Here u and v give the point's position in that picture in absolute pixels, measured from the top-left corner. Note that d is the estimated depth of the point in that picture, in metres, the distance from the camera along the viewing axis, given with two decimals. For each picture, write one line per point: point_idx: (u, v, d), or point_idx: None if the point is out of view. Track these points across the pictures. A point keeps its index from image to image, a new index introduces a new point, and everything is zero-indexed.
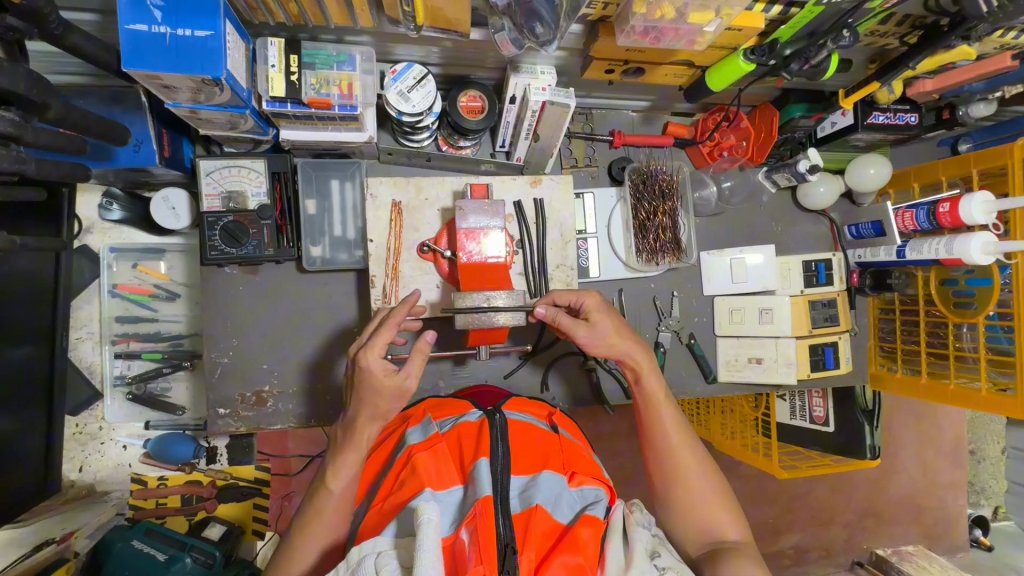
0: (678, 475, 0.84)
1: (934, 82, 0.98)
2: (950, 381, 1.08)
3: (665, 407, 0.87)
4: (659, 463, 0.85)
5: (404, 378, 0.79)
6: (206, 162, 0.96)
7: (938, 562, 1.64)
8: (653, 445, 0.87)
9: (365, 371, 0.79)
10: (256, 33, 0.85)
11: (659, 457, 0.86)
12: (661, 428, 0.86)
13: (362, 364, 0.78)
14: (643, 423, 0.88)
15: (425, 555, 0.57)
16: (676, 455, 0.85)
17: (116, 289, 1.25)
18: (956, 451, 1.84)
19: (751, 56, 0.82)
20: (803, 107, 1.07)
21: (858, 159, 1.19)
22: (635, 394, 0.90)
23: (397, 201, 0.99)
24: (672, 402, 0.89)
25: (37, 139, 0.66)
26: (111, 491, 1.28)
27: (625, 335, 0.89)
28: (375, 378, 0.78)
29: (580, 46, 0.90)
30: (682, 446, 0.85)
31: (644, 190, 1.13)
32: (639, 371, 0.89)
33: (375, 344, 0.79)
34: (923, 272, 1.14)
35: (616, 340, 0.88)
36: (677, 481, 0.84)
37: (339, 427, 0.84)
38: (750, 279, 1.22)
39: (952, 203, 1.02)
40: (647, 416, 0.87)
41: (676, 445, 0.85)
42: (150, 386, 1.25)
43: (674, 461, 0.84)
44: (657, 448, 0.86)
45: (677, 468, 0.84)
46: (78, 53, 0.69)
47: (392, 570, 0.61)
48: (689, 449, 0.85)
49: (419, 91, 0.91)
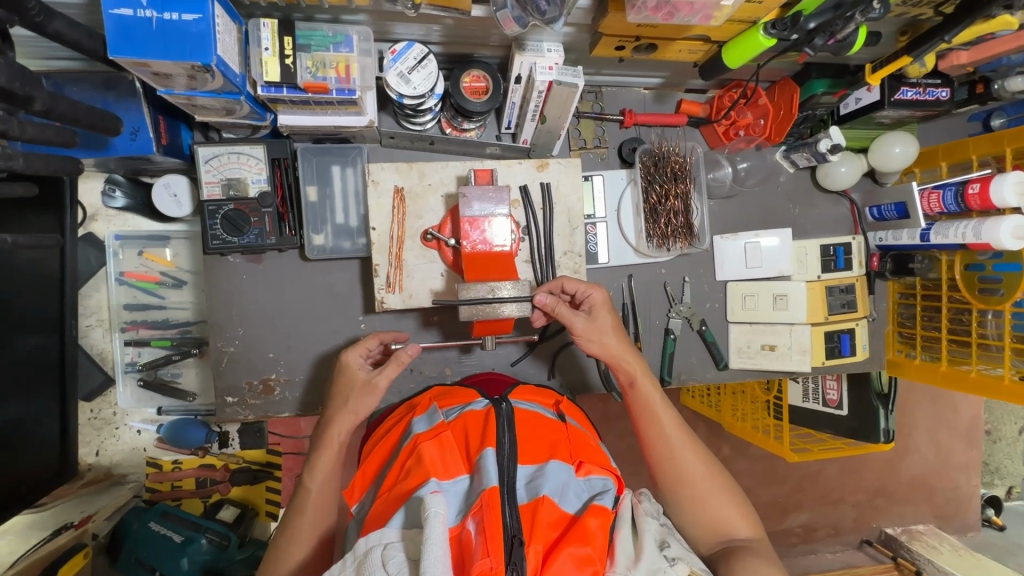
0: (683, 479, 0.82)
1: (969, 54, 0.91)
2: (971, 369, 1.04)
3: (662, 410, 0.86)
4: (662, 469, 0.84)
5: (377, 377, 0.87)
6: (205, 149, 0.94)
7: (948, 541, 1.66)
8: (653, 452, 0.85)
9: (345, 364, 0.89)
10: (249, 14, 0.82)
11: (660, 461, 0.84)
12: (661, 434, 0.85)
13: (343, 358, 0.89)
14: (641, 430, 0.87)
15: (431, 547, 0.56)
16: (678, 458, 0.83)
17: (123, 276, 1.25)
18: (972, 433, 1.81)
19: (771, 31, 0.77)
20: (825, 83, 1.00)
21: (883, 136, 1.13)
22: (629, 398, 0.89)
23: (400, 186, 0.96)
24: (668, 403, 0.88)
25: (24, 133, 0.63)
26: (128, 474, 1.32)
27: (621, 336, 0.89)
28: (352, 369, 0.88)
29: (589, 22, 0.86)
30: (683, 450, 0.83)
31: (656, 173, 1.08)
32: (633, 376, 0.88)
33: (359, 345, 0.91)
34: (947, 255, 1.09)
35: (614, 340, 0.88)
36: (681, 484, 0.82)
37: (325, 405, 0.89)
38: (765, 263, 1.18)
39: (983, 184, 0.97)
40: (643, 419, 0.86)
41: (677, 449, 0.84)
42: (161, 373, 1.26)
43: (676, 465, 0.83)
44: (657, 450, 0.84)
45: (681, 471, 0.82)
46: (63, 40, 0.66)
47: (399, 562, 0.60)
48: (691, 450, 0.84)
49: (420, 72, 0.87)
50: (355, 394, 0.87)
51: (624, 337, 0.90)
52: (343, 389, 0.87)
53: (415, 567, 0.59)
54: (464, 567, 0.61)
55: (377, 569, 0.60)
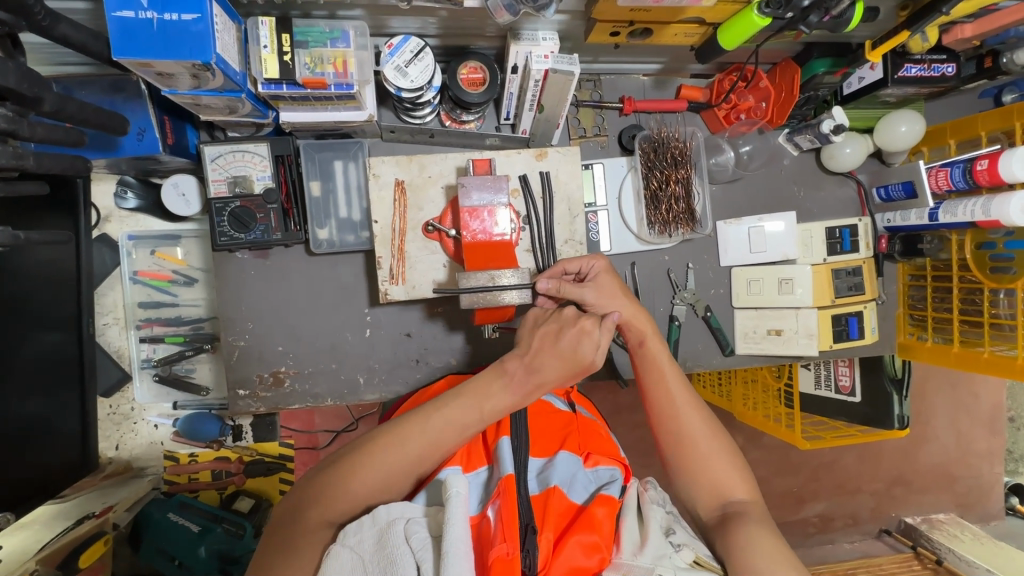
0: (682, 440, 0.83)
1: (974, 27, 0.89)
2: (984, 350, 1.03)
3: (668, 369, 0.88)
4: (666, 431, 0.84)
5: (592, 346, 0.77)
6: (211, 147, 0.97)
7: (970, 530, 1.64)
8: (657, 411, 0.86)
9: (576, 334, 0.76)
10: (248, 13, 0.84)
11: (663, 422, 0.85)
12: (666, 393, 0.86)
13: (580, 326, 0.76)
14: (647, 391, 0.88)
15: (453, 527, 0.56)
16: (680, 417, 0.84)
17: (137, 275, 1.28)
18: (995, 420, 1.78)
19: (766, 10, 0.76)
20: (826, 63, 0.99)
21: (888, 115, 1.11)
22: (636, 358, 0.90)
23: (400, 179, 0.98)
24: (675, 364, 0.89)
25: (35, 133, 0.66)
26: (147, 467, 1.36)
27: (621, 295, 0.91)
28: (583, 340, 0.76)
29: (582, 8, 0.86)
30: (688, 411, 0.84)
31: (656, 160, 1.08)
32: (642, 336, 0.90)
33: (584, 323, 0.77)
34: (957, 234, 1.07)
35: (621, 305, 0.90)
36: (681, 446, 0.83)
37: (512, 358, 0.78)
38: (769, 247, 1.17)
39: (991, 159, 0.95)
40: (648, 377, 0.88)
41: (681, 411, 0.84)
42: (176, 368, 1.30)
43: (677, 425, 0.84)
44: (660, 409, 0.85)
45: (681, 431, 0.83)
46: (68, 43, 0.68)
47: (422, 537, 0.59)
48: (693, 411, 0.84)
49: (417, 65, 0.88)
50: (575, 368, 0.77)
51: (637, 301, 0.92)
52: (570, 352, 0.76)
53: (438, 546, 0.58)
54: (484, 556, 0.61)
55: (400, 545, 0.59)
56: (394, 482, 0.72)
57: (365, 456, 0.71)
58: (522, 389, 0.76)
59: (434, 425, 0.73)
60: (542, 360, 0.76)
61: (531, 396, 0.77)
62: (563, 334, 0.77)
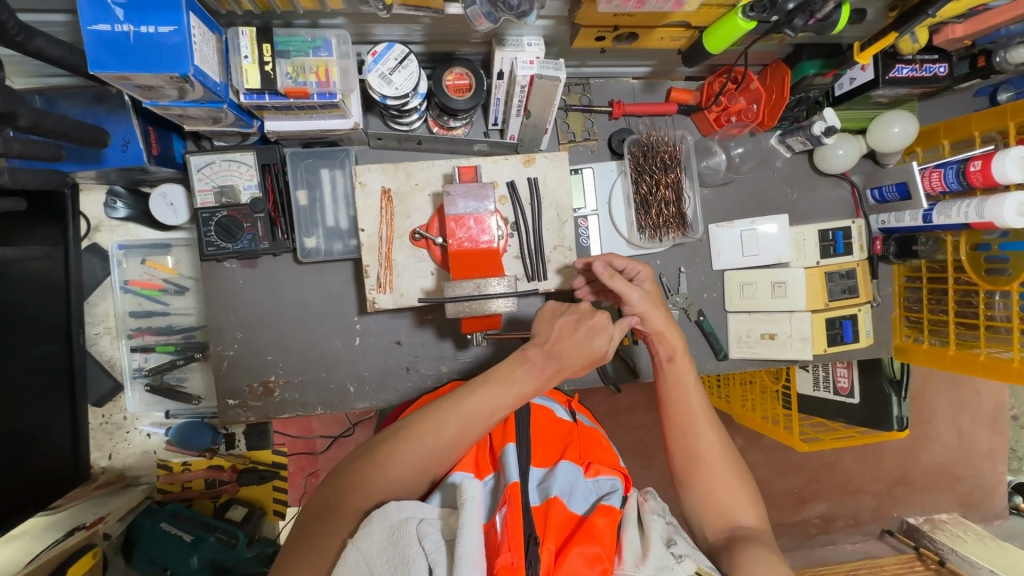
0: (695, 460, 0.82)
1: (965, 27, 0.88)
2: (981, 352, 1.02)
3: (693, 386, 0.87)
4: (681, 445, 0.84)
5: (602, 339, 0.80)
6: (196, 158, 0.97)
7: (973, 531, 1.63)
8: (675, 426, 0.85)
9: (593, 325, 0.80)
10: (229, 23, 0.83)
11: (678, 437, 0.84)
12: (688, 409, 0.85)
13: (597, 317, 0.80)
14: (668, 404, 0.88)
15: (467, 532, 0.53)
16: (697, 436, 0.83)
17: (128, 284, 1.28)
18: (997, 420, 1.76)
19: (750, 13, 0.75)
20: (817, 64, 0.98)
21: (880, 116, 1.10)
22: (663, 371, 0.90)
23: (386, 187, 0.97)
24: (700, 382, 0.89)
25: (9, 149, 0.66)
26: (140, 476, 1.36)
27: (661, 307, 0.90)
28: (598, 330, 0.80)
29: (566, 13, 0.85)
30: (705, 429, 0.84)
31: (646, 163, 1.08)
32: (674, 351, 0.89)
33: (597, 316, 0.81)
34: (952, 236, 1.06)
35: (660, 314, 0.89)
36: (693, 465, 0.82)
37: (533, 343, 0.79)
38: (762, 250, 1.16)
39: (984, 160, 0.94)
40: (674, 391, 0.87)
41: (701, 430, 0.84)
42: (167, 377, 1.29)
43: (693, 443, 0.83)
44: (680, 425, 0.85)
45: (696, 450, 0.82)
46: (44, 57, 0.68)
47: (435, 540, 0.56)
48: (710, 432, 0.84)
49: (401, 72, 0.88)
50: (586, 358, 0.79)
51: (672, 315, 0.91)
52: (585, 341, 0.79)
53: (451, 548, 0.55)
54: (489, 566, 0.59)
55: (412, 544, 0.55)
56: (424, 470, 0.71)
57: (395, 445, 0.71)
58: (544, 375, 0.78)
59: (461, 411, 0.74)
60: (562, 347, 0.78)
61: (551, 382, 0.78)
62: (580, 326, 0.80)
